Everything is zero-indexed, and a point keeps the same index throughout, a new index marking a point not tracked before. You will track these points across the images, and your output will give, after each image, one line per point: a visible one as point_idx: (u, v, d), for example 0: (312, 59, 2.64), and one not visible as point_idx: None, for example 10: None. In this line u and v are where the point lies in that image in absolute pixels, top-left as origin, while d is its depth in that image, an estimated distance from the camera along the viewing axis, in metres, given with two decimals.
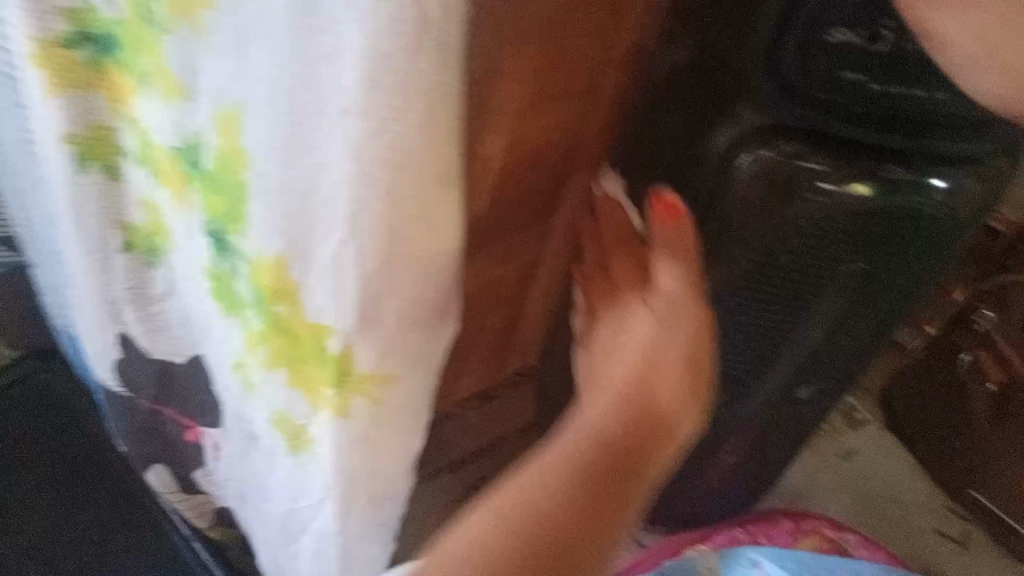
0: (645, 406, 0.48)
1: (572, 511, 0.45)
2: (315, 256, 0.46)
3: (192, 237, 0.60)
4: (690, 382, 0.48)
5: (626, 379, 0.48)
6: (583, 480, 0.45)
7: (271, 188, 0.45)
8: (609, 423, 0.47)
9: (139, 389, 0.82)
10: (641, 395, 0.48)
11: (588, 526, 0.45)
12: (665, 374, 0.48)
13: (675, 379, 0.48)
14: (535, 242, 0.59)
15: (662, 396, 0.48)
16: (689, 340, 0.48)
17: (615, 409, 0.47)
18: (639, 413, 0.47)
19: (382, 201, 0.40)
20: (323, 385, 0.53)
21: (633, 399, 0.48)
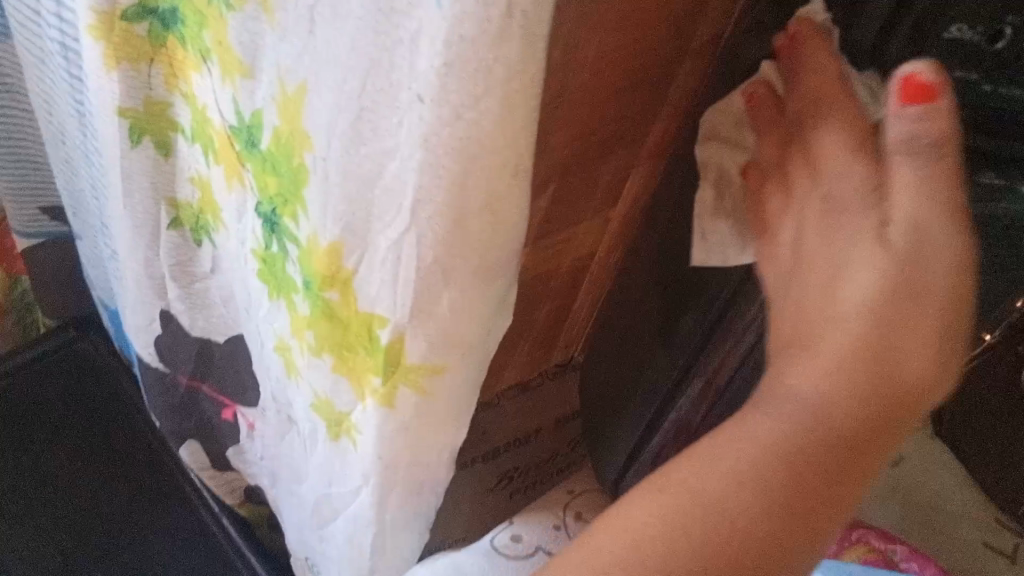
0: (886, 383, 0.38)
1: (772, 513, 0.40)
2: (373, 244, 0.45)
3: (243, 217, 0.59)
4: (942, 358, 0.38)
5: (861, 349, 0.39)
6: (797, 471, 0.40)
7: (331, 172, 0.44)
8: (841, 411, 0.39)
9: (177, 364, 0.83)
10: (880, 370, 0.38)
11: (795, 527, 0.40)
12: (912, 335, 0.38)
13: (923, 350, 0.38)
14: (591, 236, 0.57)
15: (909, 371, 0.38)
16: (943, 315, 0.38)
17: (844, 379, 0.39)
18: (880, 392, 0.39)
19: (449, 190, 0.39)
20: (370, 373, 0.53)
21: (871, 361, 0.39)
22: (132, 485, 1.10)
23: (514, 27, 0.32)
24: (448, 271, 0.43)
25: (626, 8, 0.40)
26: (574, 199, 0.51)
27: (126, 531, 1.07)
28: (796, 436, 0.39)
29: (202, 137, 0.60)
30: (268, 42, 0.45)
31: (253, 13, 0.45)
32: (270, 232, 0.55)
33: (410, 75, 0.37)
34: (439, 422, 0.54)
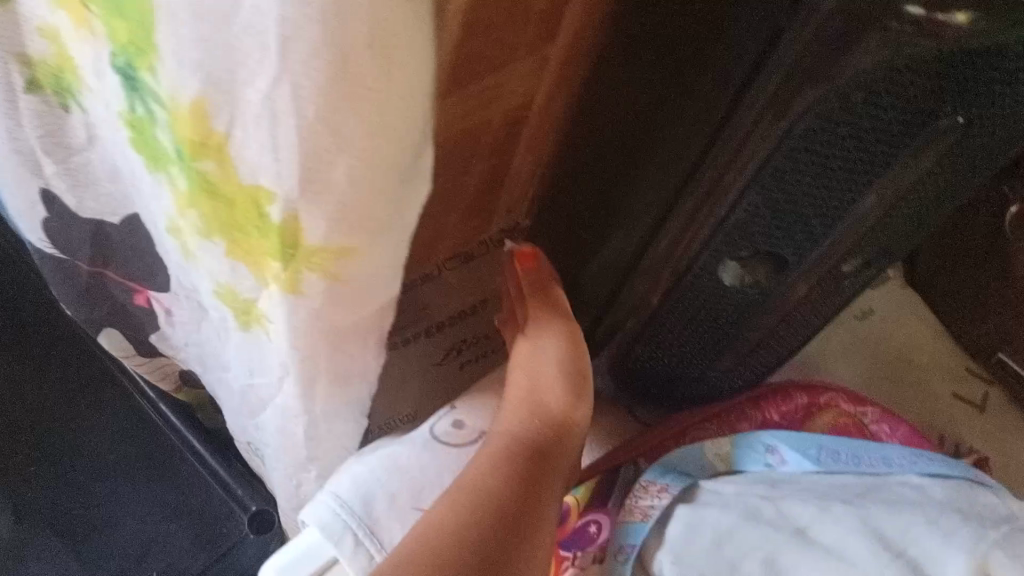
0: (540, 418, 0.55)
1: (487, 525, 0.47)
2: (242, 100, 0.35)
3: (100, 73, 0.49)
4: (570, 385, 0.57)
5: (517, 409, 0.56)
6: (504, 460, 0.52)
7: (176, 6, 0.34)
8: (519, 447, 0.53)
9: (73, 248, 0.73)
10: (536, 413, 0.55)
11: (511, 530, 0.47)
12: (544, 354, 0.58)
13: (553, 382, 0.57)
14: (526, 81, 0.48)
15: (550, 398, 0.56)
16: (561, 376, 0.57)
17: (518, 427, 0.55)
18: (538, 420, 0.55)
19: (324, 22, 0.29)
20: (268, 257, 0.44)
21: (529, 411, 0.56)
22: (58, 375, 1.02)
23: None
24: (337, 129, 0.34)
25: None
26: (501, 33, 0.41)
27: (56, 422, 1.00)
28: (492, 454, 0.52)
29: None
30: None
31: None
32: (131, 92, 0.45)
33: None
34: (357, 307, 0.47)
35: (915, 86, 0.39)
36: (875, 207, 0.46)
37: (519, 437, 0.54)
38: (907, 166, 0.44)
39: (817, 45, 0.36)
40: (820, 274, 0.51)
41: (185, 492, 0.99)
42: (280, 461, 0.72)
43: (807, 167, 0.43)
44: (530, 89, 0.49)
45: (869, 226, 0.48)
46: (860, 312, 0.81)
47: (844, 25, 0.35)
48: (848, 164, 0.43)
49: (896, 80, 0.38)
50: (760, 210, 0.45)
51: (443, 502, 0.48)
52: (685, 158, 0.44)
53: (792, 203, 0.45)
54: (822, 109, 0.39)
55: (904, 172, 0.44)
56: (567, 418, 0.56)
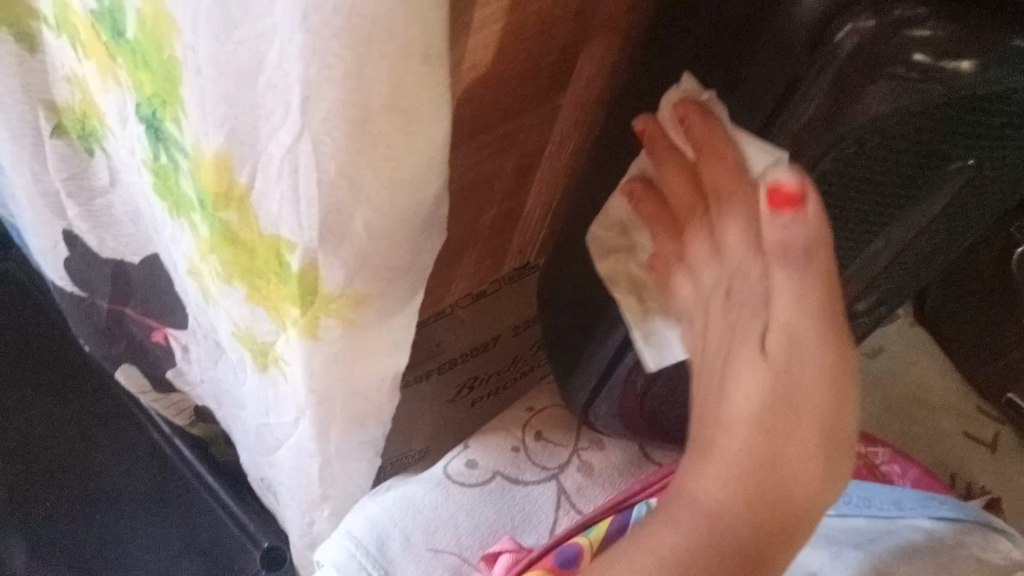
0: (780, 503, 0.37)
1: (724, 569, 0.37)
2: (265, 154, 0.37)
3: (125, 121, 0.50)
4: (831, 464, 0.38)
5: (746, 471, 0.37)
6: (738, 535, 0.37)
7: (202, 65, 0.35)
8: (754, 503, 0.37)
9: (93, 287, 0.74)
10: (777, 490, 0.37)
11: (762, 554, 0.37)
12: (806, 372, 0.37)
13: (812, 458, 0.38)
14: (538, 129, 0.49)
15: (798, 478, 0.38)
16: (818, 439, 0.38)
17: (736, 503, 0.37)
18: (772, 504, 0.37)
19: (344, 87, 0.31)
20: (286, 302, 0.45)
21: (766, 483, 0.37)
22: (74, 410, 1.03)
23: None
24: (357, 185, 0.35)
25: None
26: (514, 85, 0.43)
27: (72, 457, 1.01)
28: (739, 526, 0.37)
29: (67, 26, 0.49)
30: None
31: None
32: (155, 140, 0.47)
33: None
34: (373, 349, 0.48)
35: (924, 133, 0.39)
36: (885, 248, 0.47)
37: (736, 522, 0.37)
38: (916, 208, 0.45)
39: (827, 90, 0.36)
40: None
41: (198, 528, 0.99)
42: (294, 498, 0.72)
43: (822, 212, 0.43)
44: (541, 135, 0.50)
45: (878, 267, 0.49)
46: (870, 349, 0.82)
47: (850, 72, 0.35)
48: (857, 207, 0.43)
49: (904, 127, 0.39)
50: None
51: (716, 501, 0.37)
52: None
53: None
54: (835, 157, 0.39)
55: (913, 214, 0.45)
56: (807, 509, 0.38)
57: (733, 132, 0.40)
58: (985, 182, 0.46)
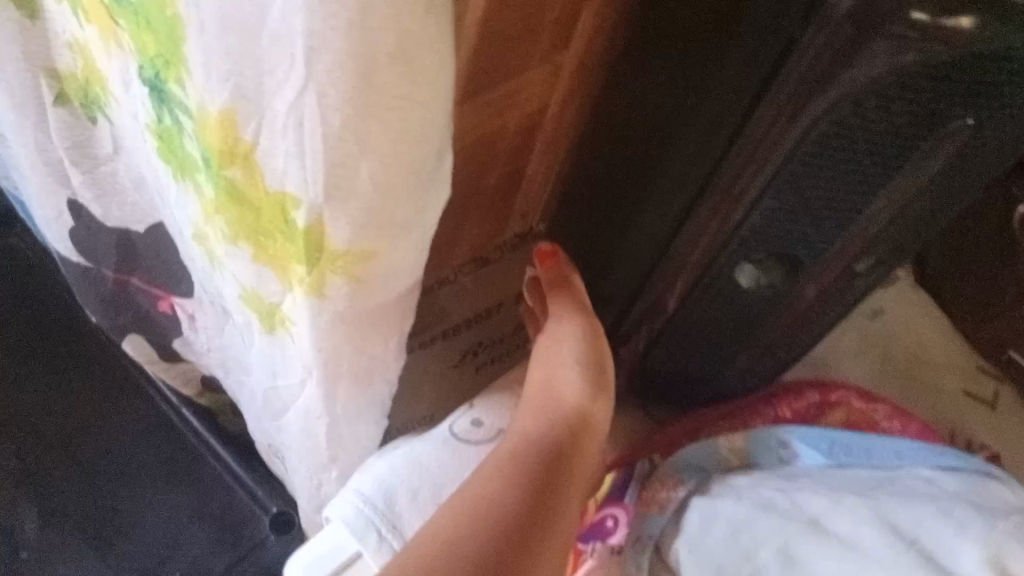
0: (562, 413, 0.54)
1: (518, 488, 0.47)
2: (270, 110, 0.37)
3: (128, 87, 0.50)
4: (588, 376, 0.57)
5: (533, 404, 0.55)
6: (530, 452, 0.50)
7: (207, 21, 0.36)
8: (539, 438, 0.52)
9: (99, 257, 0.75)
10: (552, 407, 0.54)
11: (552, 472, 0.49)
12: (562, 347, 0.58)
13: (571, 375, 0.56)
14: (540, 88, 0.49)
15: (566, 394, 0.55)
16: (575, 368, 0.57)
17: (535, 425, 0.53)
18: (546, 414, 0.54)
19: (348, 35, 0.31)
20: (293, 261, 0.46)
21: (542, 410, 0.54)
22: (82, 382, 1.04)
23: None
24: (362, 136, 0.35)
25: None
26: (515, 40, 0.43)
27: (81, 429, 1.02)
28: (532, 447, 0.51)
29: None
30: None
31: None
32: (160, 104, 0.47)
33: None
34: (380, 308, 0.48)
35: (924, 92, 0.40)
36: (886, 210, 0.48)
37: (532, 435, 0.52)
38: (919, 171, 0.45)
39: (823, 51, 0.37)
40: (832, 277, 0.53)
41: (206, 496, 1.00)
42: (302, 463, 0.73)
43: (817, 176, 0.44)
44: (543, 94, 0.51)
45: (880, 228, 0.49)
46: (870, 312, 0.82)
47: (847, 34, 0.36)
48: (863, 168, 0.44)
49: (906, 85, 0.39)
50: (776, 215, 0.46)
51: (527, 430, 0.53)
52: (694, 171, 0.46)
53: (807, 209, 0.46)
54: (832, 118, 0.40)
55: (916, 175, 0.46)
56: (588, 414, 0.55)
57: (734, 93, 0.41)
58: (997, 139, 0.46)
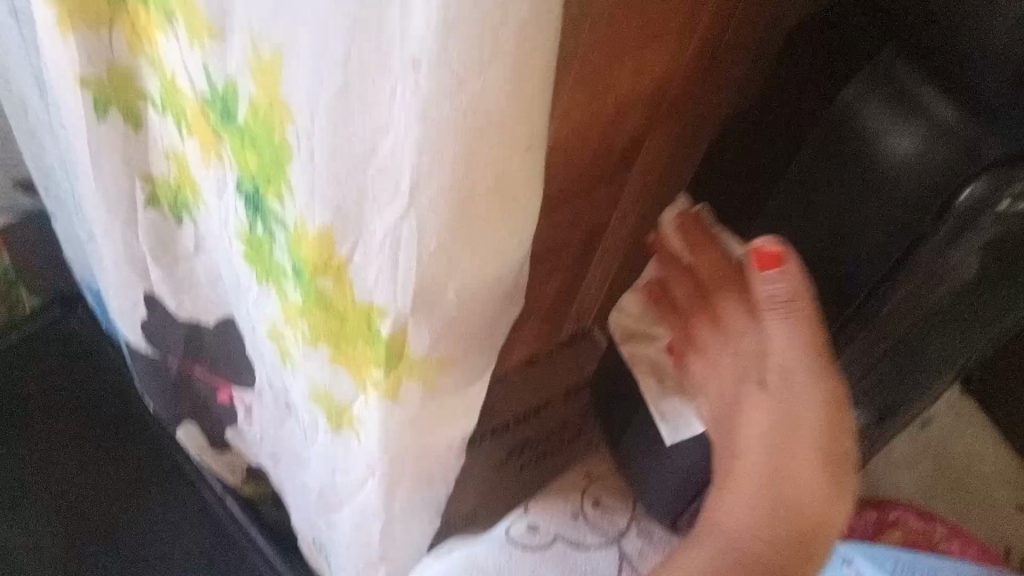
0: (792, 507, 0.48)
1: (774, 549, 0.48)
2: (366, 231, 0.40)
3: (222, 196, 0.54)
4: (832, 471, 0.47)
5: (759, 483, 0.48)
6: (774, 529, 0.48)
7: (317, 151, 0.39)
8: (755, 539, 0.48)
9: (167, 347, 0.78)
10: (780, 491, 0.48)
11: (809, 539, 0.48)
12: (807, 461, 0.47)
13: (817, 480, 0.47)
14: (605, 206, 0.52)
15: (807, 497, 0.47)
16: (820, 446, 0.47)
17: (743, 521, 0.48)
18: (788, 512, 0.48)
19: (453, 173, 0.34)
20: (370, 367, 0.48)
21: (771, 505, 0.48)
22: (130, 466, 1.06)
23: None
24: (453, 259, 0.38)
25: None
26: (586, 168, 0.46)
27: (126, 514, 1.03)
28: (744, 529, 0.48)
29: (175, 109, 0.54)
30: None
31: None
32: (253, 215, 0.51)
33: (401, 42, 0.31)
34: (448, 412, 0.50)
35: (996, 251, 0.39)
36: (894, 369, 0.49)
37: (751, 540, 0.48)
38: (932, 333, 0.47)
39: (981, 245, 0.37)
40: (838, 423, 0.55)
41: None
42: (350, 557, 0.74)
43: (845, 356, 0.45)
44: (608, 211, 0.53)
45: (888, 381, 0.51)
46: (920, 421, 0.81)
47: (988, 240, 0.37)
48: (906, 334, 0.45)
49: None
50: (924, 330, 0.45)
51: (741, 517, 0.48)
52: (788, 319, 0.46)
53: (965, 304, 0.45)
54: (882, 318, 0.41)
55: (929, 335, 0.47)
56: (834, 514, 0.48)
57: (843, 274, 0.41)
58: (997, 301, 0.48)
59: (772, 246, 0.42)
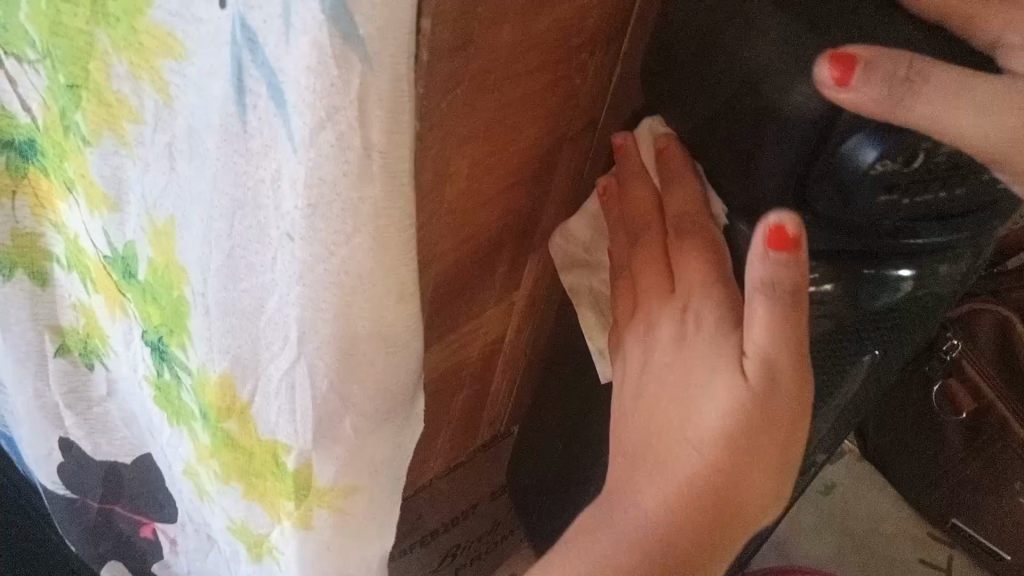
0: (741, 482, 0.42)
1: (706, 512, 0.42)
2: (263, 376, 0.43)
3: (130, 344, 0.56)
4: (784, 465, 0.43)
5: (725, 452, 0.41)
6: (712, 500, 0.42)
7: (210, 307, 0.43)
8: (689, 500, 0.42)
9: (85, 490, 0.77)
10: (737, 473, 0.42)
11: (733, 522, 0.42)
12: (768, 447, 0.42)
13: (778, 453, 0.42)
14: (496, 321, 0.57)
15: (761, 475, 0.42)
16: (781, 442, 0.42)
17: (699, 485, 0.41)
18: (729, 492, 0.42)
19: (334, 324, 0.37)
20: (281, 498, 0.50)
21: (726, 478, 0.42)
22: None
23: (374, 164, 0.32)
24: (345, 396, 0.41)
25: (498, 113, 0.39)
26: (469, 292, 0.50)
27: None
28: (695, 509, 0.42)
29: (79, 266, 0.56)
30: (131, 175, 0.44)
31: (111, 145, 0.44)
32: (160, 361, 0.53)
33: (276, 215, 0.35)
34: (363, 534, 0.52)
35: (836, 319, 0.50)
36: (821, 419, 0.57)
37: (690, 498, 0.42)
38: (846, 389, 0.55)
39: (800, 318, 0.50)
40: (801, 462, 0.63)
41: None
42: None
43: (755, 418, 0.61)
44: (500, 324, 0.57)
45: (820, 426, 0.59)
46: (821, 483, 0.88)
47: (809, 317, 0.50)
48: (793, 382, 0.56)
49: (925, 178, 0.39)
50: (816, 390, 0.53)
51: (691, 475, 0.42)
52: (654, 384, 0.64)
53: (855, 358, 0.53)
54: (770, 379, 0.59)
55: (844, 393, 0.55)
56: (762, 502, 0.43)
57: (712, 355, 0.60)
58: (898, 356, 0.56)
59: (792, 225, 0.39)
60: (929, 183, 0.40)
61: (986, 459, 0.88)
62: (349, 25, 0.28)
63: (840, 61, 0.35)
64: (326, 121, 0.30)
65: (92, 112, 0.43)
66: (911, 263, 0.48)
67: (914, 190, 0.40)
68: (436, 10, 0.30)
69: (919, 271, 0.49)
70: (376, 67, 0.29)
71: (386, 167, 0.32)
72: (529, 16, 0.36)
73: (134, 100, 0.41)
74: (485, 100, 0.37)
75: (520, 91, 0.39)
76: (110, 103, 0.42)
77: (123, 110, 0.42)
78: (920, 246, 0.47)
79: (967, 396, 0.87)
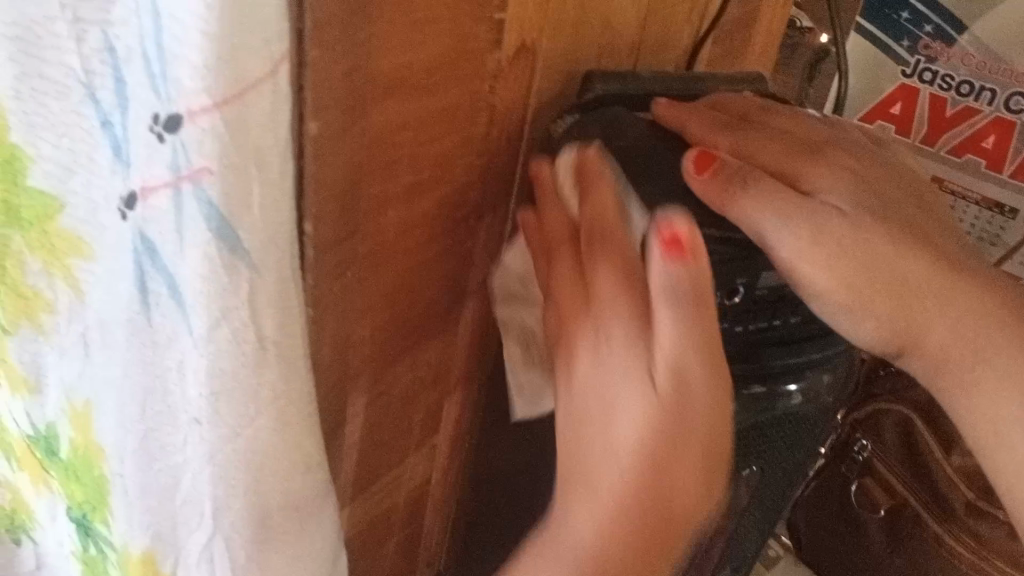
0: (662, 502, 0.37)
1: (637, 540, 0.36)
2: (184, 552, 0.43)
3: (56, 519, 0.56)
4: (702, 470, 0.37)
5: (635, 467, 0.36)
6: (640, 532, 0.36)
7: (126, 487, 0.42)
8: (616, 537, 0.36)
9: None
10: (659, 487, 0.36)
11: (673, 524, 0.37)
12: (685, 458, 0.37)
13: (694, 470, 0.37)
14: (420, 465, 0.58)
15: (685, 485, 0.37)
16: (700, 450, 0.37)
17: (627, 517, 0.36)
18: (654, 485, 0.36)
19: (247, 497, 0.39)
20: None
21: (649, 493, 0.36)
22: None
23: (269, 353, 0.35)
24: (263, 564, 0.42)
25: (393, 283, 0.43)
26: (389, 442, 0.52)
27: None
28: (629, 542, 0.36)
29: (4, 445, 0.57)
30: (49, 361, 0.45)
31: (29, 335, 0.45)
32: (86, 536, 0.53)
33: (183, 402, 0.38)
34: None
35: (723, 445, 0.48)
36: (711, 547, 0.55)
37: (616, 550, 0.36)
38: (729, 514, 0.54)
39: None
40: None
41: None
42: None
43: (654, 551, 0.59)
44: (426, 465, 0.59)
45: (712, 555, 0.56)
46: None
47: None
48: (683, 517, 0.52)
49: (749, 310, 0.44)
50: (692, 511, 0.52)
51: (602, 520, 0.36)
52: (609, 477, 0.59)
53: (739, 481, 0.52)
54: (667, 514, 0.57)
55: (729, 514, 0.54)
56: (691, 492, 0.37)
57: None
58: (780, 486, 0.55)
59: (682, 227, 0.37)
60: (755, 313, 0.44)
61: (906, 558, 0.83)
62: (237, 242, 0.31)
63: (701, 153, 0.43)
64: (222, 319, 0.33)
65: (9, 304, 0.44)
66: (797, 380, 0.47)
67: (744, 321, 0.44)
68: (316, 216, 0.34)
69: (805, 388, 0.48)
70: (261, 269, 0.33)
71: (281, 353, 0.35)
72: (410, 199, 0.40)
73: (49, 293, 0.42)
74: (377, 275, 0.41)
75: (408, 262, 0.43)
76: (26, 296, 0.43)
77: (38, 302, 0.43)
78: (795, 363, 0.46)
79: (883, 493, 0.84)
